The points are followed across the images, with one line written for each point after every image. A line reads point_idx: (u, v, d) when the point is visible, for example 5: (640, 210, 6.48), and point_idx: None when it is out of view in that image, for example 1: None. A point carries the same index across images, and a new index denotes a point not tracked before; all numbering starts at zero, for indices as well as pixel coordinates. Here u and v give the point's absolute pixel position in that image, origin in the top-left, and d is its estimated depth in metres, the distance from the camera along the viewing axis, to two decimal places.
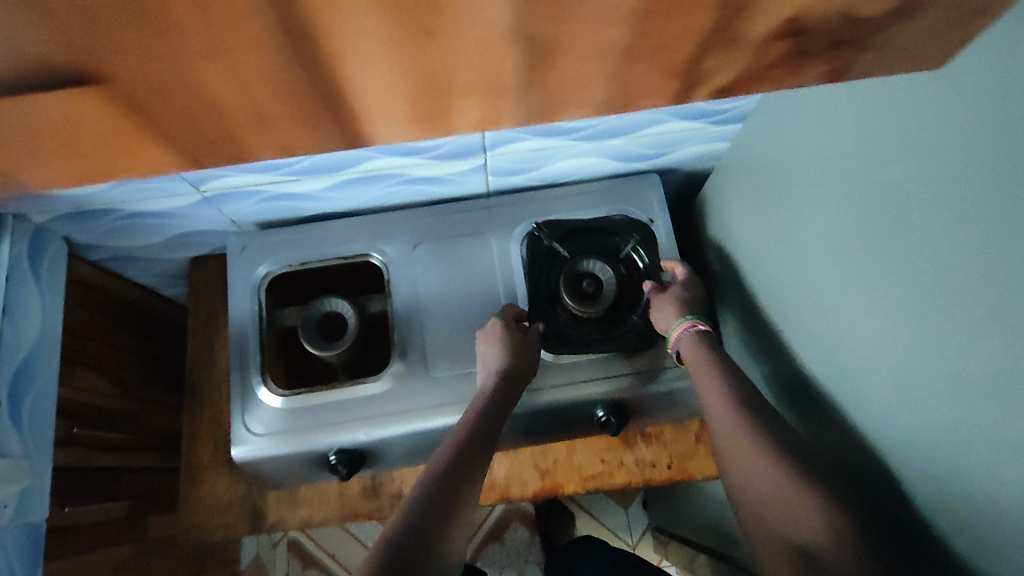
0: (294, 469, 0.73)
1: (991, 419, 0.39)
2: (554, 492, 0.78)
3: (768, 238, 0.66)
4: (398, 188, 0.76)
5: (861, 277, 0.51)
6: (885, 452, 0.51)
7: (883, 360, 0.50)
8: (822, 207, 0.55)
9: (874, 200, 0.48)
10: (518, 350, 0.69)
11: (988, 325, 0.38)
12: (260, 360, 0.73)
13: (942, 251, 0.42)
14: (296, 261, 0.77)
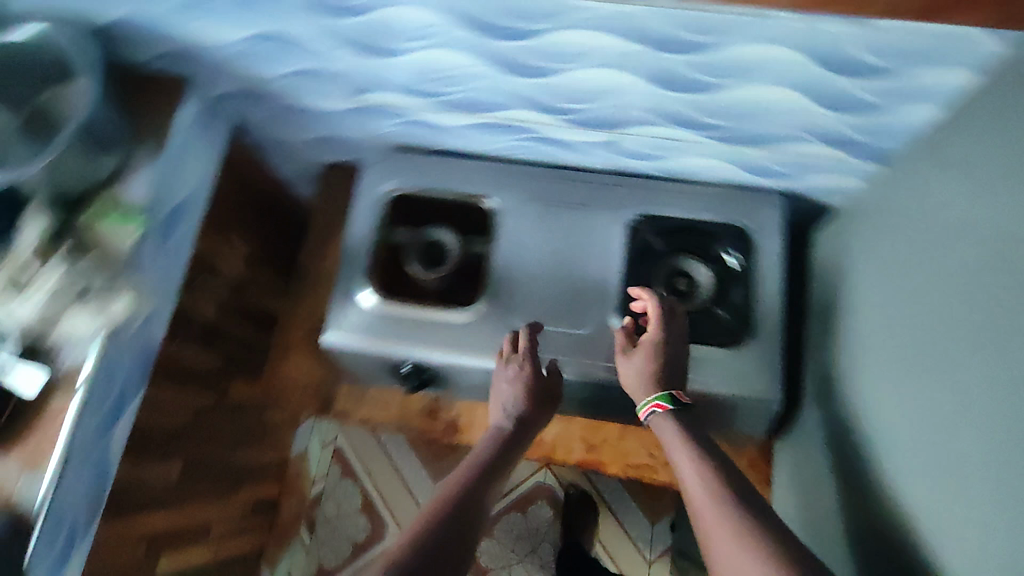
0: (372, 369, 0.79)
1: None
2: (595, 468, 0.80)
3: (875, 282, 0.64)
4: (527, 143, 0.80)
5: (965, 327, 0.48)
6: (948, 514, 0.47)
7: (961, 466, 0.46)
8: (945, 250, 0.53)
9: (1005, 242, 0.45)
10: (537, 398, 0.70)
11: None
12: (367, 263, 0.80)
13: None
14: (419, 189, 0.83)
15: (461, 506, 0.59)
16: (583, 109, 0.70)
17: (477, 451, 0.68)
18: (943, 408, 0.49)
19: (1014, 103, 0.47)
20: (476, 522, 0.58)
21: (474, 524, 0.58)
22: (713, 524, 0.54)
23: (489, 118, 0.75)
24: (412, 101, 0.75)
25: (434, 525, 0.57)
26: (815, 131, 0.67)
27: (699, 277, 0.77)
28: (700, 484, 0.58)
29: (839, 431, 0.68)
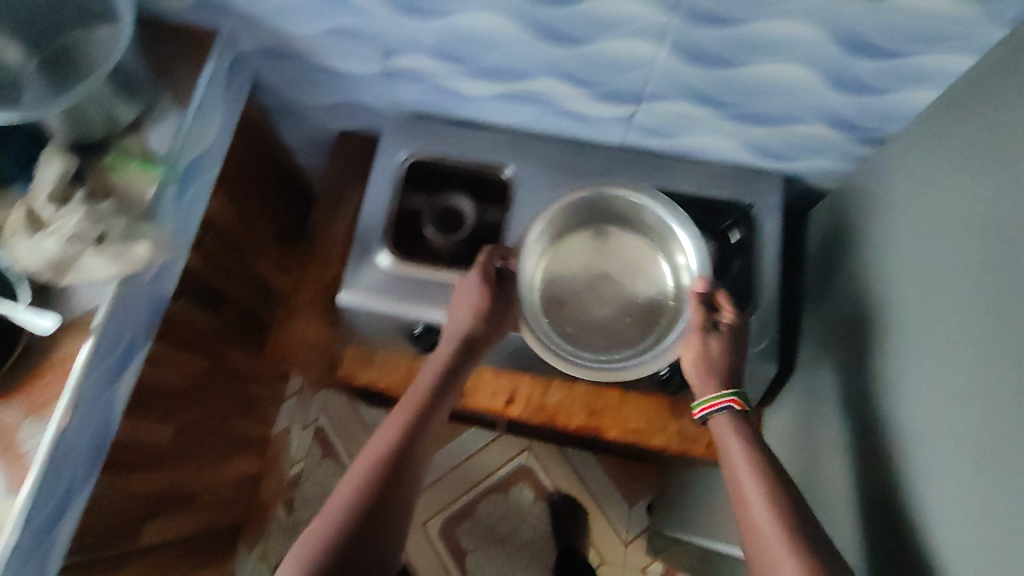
0: (383, 326, 0.79)
1: None
2: (594, 432, 0.83)
3: (882, 257, 0.66)
4: (547, 117, 0.81)
5: (960, 351, 0.52)
6: (940, 496, 0.51)
7: (997, 438, 0.46)
8: (947, 228, 0.56)
9: (1004, 248, 0.49)
10: (499, 301, 0.73)
11: None
12: (384, 227, 0.79)
13: None
14: (434, 154, 0.83)
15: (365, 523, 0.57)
16: (608, 82, 0.71)
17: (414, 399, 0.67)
18: (966, 433, 0.50)
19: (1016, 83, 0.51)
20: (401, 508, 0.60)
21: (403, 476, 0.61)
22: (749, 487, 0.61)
23: (514, 88, 0.76)
24: (438, 68, 0.75)
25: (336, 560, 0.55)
26: (824, 113, 0.69)
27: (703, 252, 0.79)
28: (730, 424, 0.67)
29: (846, 404, 0.69)
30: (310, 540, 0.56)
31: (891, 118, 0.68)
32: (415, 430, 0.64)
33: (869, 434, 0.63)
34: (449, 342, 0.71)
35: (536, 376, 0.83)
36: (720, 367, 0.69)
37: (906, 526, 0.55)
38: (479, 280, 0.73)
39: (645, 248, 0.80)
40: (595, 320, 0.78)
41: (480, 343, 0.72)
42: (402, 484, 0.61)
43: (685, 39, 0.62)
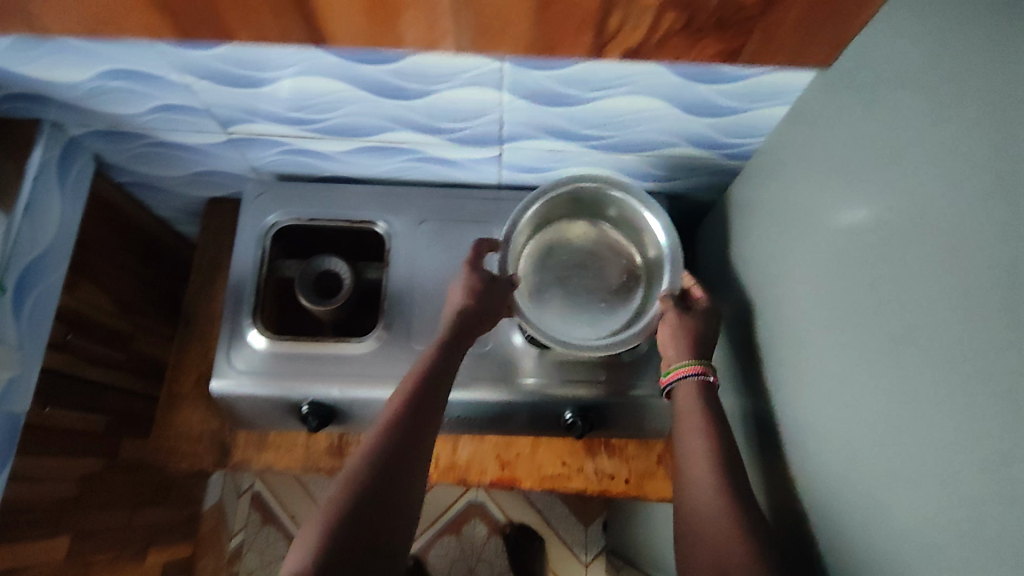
0: (267, 409, 0.74)
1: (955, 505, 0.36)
2: (511, 485, 0.79)
3: (767, 255, 0.64)
4: (414, 165, 0.78)
5: (840, 337, 0.50)
6: (833, 512, 0.49)
7: (874, 462, 0.44)
8: (816, 217, 0.55)
9: (861, 234, 0.47)
10: (494, 294, 0.69)
11: (941, 356, 0.37)
12: (253, 304, 0.75)
13: (902, 293, 0.42)
14: (298, 218, 0.78)
15: (396, 437, 0.55)
16: (461, 126, 0.68)
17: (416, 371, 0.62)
18: (851, 425, 0.47)
19: (849, 93, 0.50)
20: (425, 434, 0.57)
21: (424, 429, 0.57)
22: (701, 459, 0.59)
23: (369, 142, 0.73)
24: (285, 130, 0.71)
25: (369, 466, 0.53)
26: (683, 135, 0.67)
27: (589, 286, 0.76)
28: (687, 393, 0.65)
29: (751, 421, 0.67)
30: (329, 510, 0.50)
31: (748, 132, 0.67)
32: (419, 385, 0.60)
33: (773, 449, 0.61)
34: (447, 327, 0.66)
35: (442, 435, 0.79)
36: (687, 333, 0.67)
37: (809, 543, 0.53)
38: (474, 271, 0.70)
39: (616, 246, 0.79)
40: (590, 323, 0.76)
41: (479, 318, 0.67)
42: (412, 474, 0.54)
43: (521, 83, 0.60)
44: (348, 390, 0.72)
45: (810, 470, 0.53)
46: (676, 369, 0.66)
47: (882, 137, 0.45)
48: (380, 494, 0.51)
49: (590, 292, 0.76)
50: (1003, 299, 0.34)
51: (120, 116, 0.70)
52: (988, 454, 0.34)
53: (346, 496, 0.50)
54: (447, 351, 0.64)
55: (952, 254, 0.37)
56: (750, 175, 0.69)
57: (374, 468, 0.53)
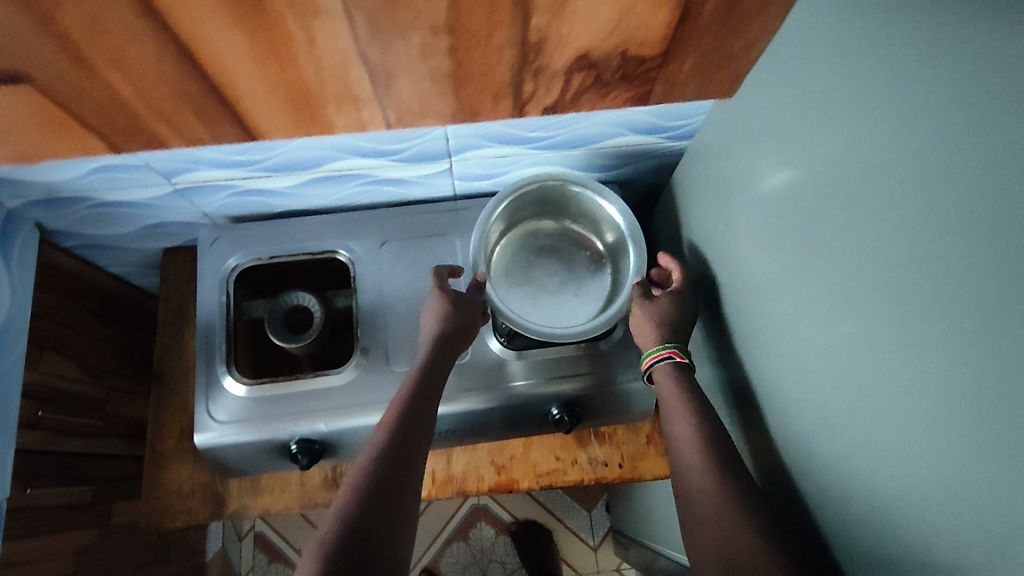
0: (255, 454, 0.73)
1: (931, 446, 0.38)
2: (509, 488, 0.79)
3: (721, 227, 0.66)
4: (367, 189, 0.78)
5: (804, 296, 0.51)
6: (819, 467, 0.51)
7: (850, 416, 0.46)
8: (763, 184, 0.56)
9: (811, 197, 0.49)
10: (470, 307, 0.68)
11: (903, 308, 0.39)
12: (226, 350, 0.74)
13: (858, 249, 0.43)
14: (261, 257, 0.78)
15: (383, 456, 0.56)
16: (408, 146, 0.69)
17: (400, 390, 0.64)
18: (824, 381, 0.49)
19: (776, 65, 0.52)
20: (413, 449, 0.58)
21: (412, 444, 0.58)
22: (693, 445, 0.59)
23: (319, 172, 0.73)
24: (231, 172, 0.71)
25: (360, 487, 0.54)
26: (625, 125, 0.69)
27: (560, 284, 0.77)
28: (666, 383, 0.66)
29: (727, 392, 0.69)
30: (332, 516, 0.52)
31: (687, 115, 0.69)
32: (405, 401, 0.61)
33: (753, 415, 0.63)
34: (424, 349, 0.66)
35: (434, 449, 0.79)
36: (654, 320, 0.68)
37: (799, 500, 0.55)
38: (442, 292, 0.70)
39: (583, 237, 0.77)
40: (564, 311, 0.73)
41: (458, 333, 0.68)
42: (410, 471, 0.57)
43: None
44: (334, 422, 0.72)
45: (794, 429, 0.55)
46: (654, 353, 0.67)
47: (811, 105, 0.47)
48: (373, 509, 0.52)
49: (562, 283, 0.75)
50: (938, 248, 0.36)
51: (58, 183, 0.68)
52: (946, 390, 0.36)
53: (338, 516, 0.52)
54: (428, 368, 0.65)
55: (896, 209, 0.39)
56: (696, 154, 0.71)
57: (365, 487, 0.54)
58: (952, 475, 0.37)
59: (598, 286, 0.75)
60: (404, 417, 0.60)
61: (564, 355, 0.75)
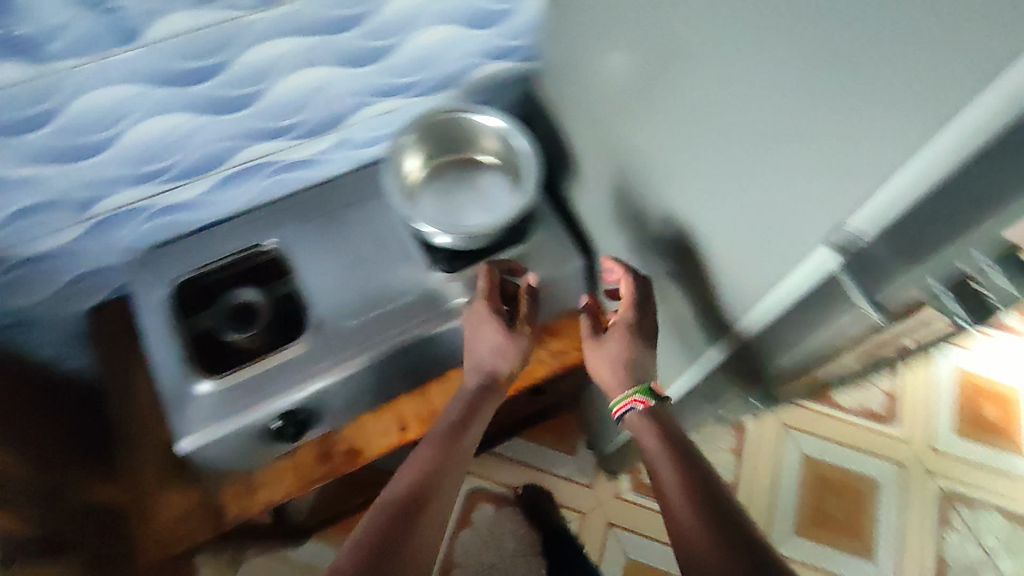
0: (242, 443, 0.75)
1: (771, 140, 0.48)
2: (489, 402, 0.84)
3: (585, 103, 0.77)
4: (276, 180, 0.83)
5: (659, 108, 0.62)
6: (715, 236, 0.60)
7: (719, 176, 0.56)
8: (605, 41, 0.67)
9: (639, 23, 0.60)
10: (478, 406, 0.73)
11: (721, 52, 0.50)
12: (184, 360, 0.75)
13: (681, 35, 0.55)
14: (193, 269, 0.81)
15: (394, 508, 0.61)
16: (301, 119, 0.75)
17: (433, 438, 0.69)
18: (694, 160, 0.59)
19: None
20: (434, 498, 0.63)
21: (434, 495, 0.63)
22: (665, 476, 0.64)
23: (226, 170, 0.78)
24: (141, 191, 0.74)
25: (375, 527, 0.59)
26: (482, 49, 0.79)
27: (480, 204, 0.81)
28: (642, 431, 0.69)
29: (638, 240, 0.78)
30: (340, 556, 0.57)
31: (529, 29, 0.80)
32: (438, 457, 0.67)
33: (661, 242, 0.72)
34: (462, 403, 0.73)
35: (410, 392, 0.83)
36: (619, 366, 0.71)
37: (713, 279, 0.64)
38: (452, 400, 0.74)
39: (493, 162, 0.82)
40: (478, 220, 0.79)
41: (490, 390, 0.74)
42: (426, 516, 0.61)
43: (337, 49, 0.69)
44: (308, 386, 0.74)
45: (688, 229, 0.65)
46: (620, 401, 0.71)
47: None
48: (384, 546, 0.57)
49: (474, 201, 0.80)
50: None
51: None
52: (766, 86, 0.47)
53: (345, 554, 0.57)
54: (462, 416, 0.71)
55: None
56: (546, 60, 0.82)
57: (375, 531, 0.58)
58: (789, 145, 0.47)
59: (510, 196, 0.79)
60: (426, 473, 0.65)
61: (498, 264, 0.81)
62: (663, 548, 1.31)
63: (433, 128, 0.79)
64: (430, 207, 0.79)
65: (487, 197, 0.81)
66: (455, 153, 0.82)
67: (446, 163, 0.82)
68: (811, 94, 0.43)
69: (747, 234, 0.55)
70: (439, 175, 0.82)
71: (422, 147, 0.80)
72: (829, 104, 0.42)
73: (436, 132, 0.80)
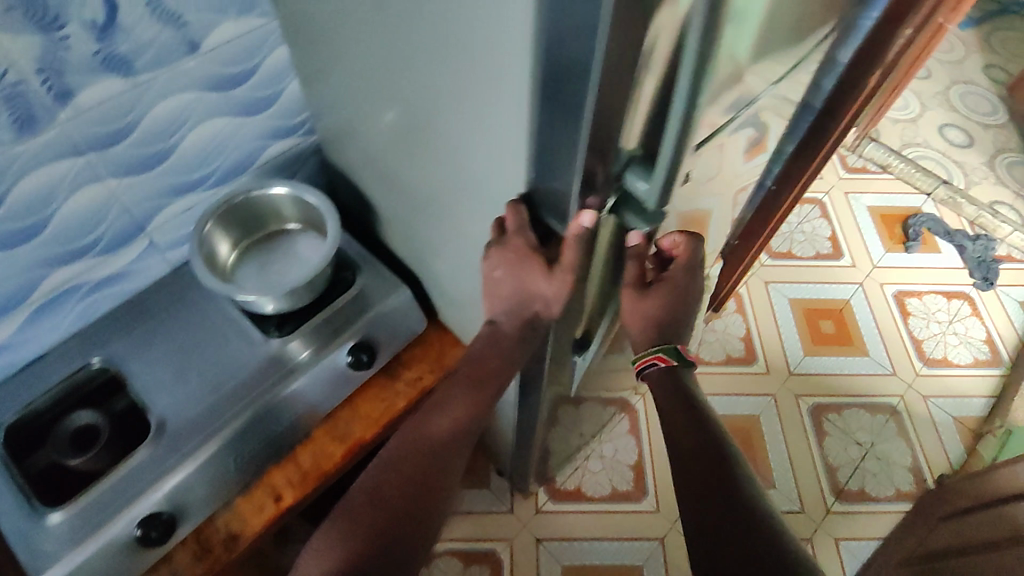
0: (107, 562, 0.73)
1: (473, 134, 0.57)
2: (359, 446, 0.87)
3: (363, 154, 0.84)
4: (92, 300, 0.84)
5: (407, 137, 0.70)
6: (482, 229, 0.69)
7: (462, 176, 0.65)
8: (353, 97, 0.76)
9: (368, 73, 0.69)
10: (459, 405, 0.75)
11: (420, 75, 0.60)
12: (24, 499, 0.73)
13: (394, 71, 0.64)
14: (21, 407, 0.79)
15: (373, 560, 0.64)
16: (97, 236, 0.78)
17: (423, 472, 0.72)
18: (443, 169, 0.68)
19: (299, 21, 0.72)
20: (410, 552, 0.67)
21: (411, 550, 0.67)
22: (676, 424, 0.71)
23: (35, 302, 0.78)
24: None
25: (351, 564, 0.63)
26: (259, 133, 0.85)
27: (291, 262, 0.86)
28: (663, 382, 0.72)
29: (444, 260, 0.85)
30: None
31: (301, 108, 0.87)
32: (422, 500, 0.70)
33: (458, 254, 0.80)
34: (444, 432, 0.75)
35: (278, 461, 0.85)
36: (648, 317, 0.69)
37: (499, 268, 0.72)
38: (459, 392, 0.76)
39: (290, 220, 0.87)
40: (295, 274, 0.85)
41: (466, 434, 0.76)
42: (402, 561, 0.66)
43: (110, 163, 0.73)
44: (164, 484, 0.75)
45: (466, 231, 0.73)
46: (643, 358, 0.71)
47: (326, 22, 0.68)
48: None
49: (287, 260, 0.86)
50: (402, 24, 0.57)
51: None
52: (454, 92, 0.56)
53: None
54: (439, 456, 0.73)
55: (382, 28, 0.60)
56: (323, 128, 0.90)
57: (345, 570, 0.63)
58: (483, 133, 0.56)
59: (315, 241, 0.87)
60: (409, 518, 0.68)
61: (328, 315, 0.86)
62: (593, 543, 1.35)
63: (225, 218, 0.81)
64: (251, 282, 0.84)
65: (295, 254, 0.87)
66: (255, 227, 0.86)
67: (250, 238, 0.86)
68: (475, 87, 0.53)
69: (492, 218, 0.65)
70: (248, 254, 0.86)
71: (223, 235, 0.82)
72: (487, 101, 0.52)
73: (230, 218, 0.82)
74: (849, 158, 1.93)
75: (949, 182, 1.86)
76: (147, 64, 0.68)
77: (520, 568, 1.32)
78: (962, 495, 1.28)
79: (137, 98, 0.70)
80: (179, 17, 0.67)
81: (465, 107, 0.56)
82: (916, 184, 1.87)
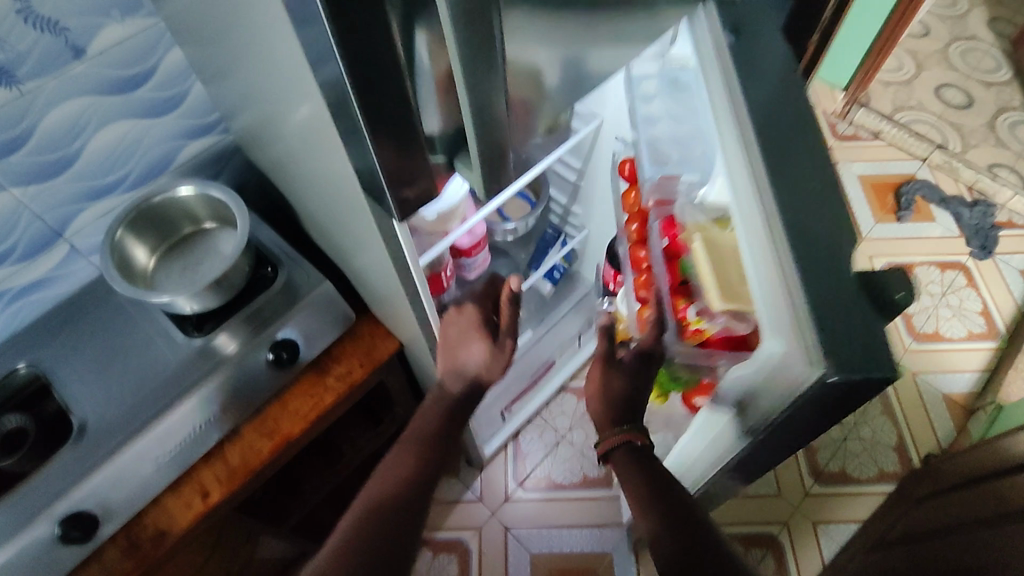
0: (32, 561, 0.75)
1: (320, 127, 0.55)
2: (285, 442, 0.87)
3: (272, 150, 0.83)
4: (19, 306, 0.85)
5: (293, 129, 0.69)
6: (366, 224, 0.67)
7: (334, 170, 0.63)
8: (247, 91, 0.74)
9: (248, 69, 0.68)
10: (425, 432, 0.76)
11: (274, 70, 0.58)
12: None
13: (258, 65, 0.62)
14: None
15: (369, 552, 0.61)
16: (10, 244, 0.79)
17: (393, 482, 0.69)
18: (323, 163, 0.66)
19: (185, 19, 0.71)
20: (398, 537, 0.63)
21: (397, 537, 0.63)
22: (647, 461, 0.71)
23: None
24: None
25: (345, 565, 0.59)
26: (169, 134, 0.85)
27: (209, 263, 0.86)
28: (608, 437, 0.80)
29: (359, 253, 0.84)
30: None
31: (210, 109, 0.86)
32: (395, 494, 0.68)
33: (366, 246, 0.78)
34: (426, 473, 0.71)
35: (206, 459, 0.86)
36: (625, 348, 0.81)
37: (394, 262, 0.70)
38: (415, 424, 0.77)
39: (207, 222, 0.87)
40: (213, 274, 0.84)
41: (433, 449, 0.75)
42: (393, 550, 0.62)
43: (9, 173, 0.73)
44: (83, 485, 0.76)
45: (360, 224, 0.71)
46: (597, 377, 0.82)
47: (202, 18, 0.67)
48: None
49: (206, 262, 0.85)
50: (244, 18, 0.55)
51: None
52: (294, 84, 0.54)
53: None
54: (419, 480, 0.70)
55: (236, 21, 0.58)
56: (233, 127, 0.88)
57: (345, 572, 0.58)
58: (323, 128, 0.54)
59: (232, 243, 0.86)
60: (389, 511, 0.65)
61: (248, 314, 0.86)
62: (562, 531, 1.34)
63: (137, 225, 0.81)
64: (169, 285, 0.83)
65: (213, 257, 0.86)
66: (172, 232, 0.86)
67: (168, 243, 0.86)
68: (302, 82, 0.51)
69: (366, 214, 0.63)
70: (168, 259, 0.86)
71: (139, 241, 0.82)
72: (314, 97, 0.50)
73: (144, 225, 0.82)
74: (838, 127, 1.85)
75: (945, 146, 1.77)
76: (30, 72, 0.68)
77: (487, 556, 1.32)
78: (939, 473, 1.23)
79: (25, 105, 0.70)
80: (57, 23, 0.67)
81: (306, 101, 0.54)
82: (909, 150, 1.78)
